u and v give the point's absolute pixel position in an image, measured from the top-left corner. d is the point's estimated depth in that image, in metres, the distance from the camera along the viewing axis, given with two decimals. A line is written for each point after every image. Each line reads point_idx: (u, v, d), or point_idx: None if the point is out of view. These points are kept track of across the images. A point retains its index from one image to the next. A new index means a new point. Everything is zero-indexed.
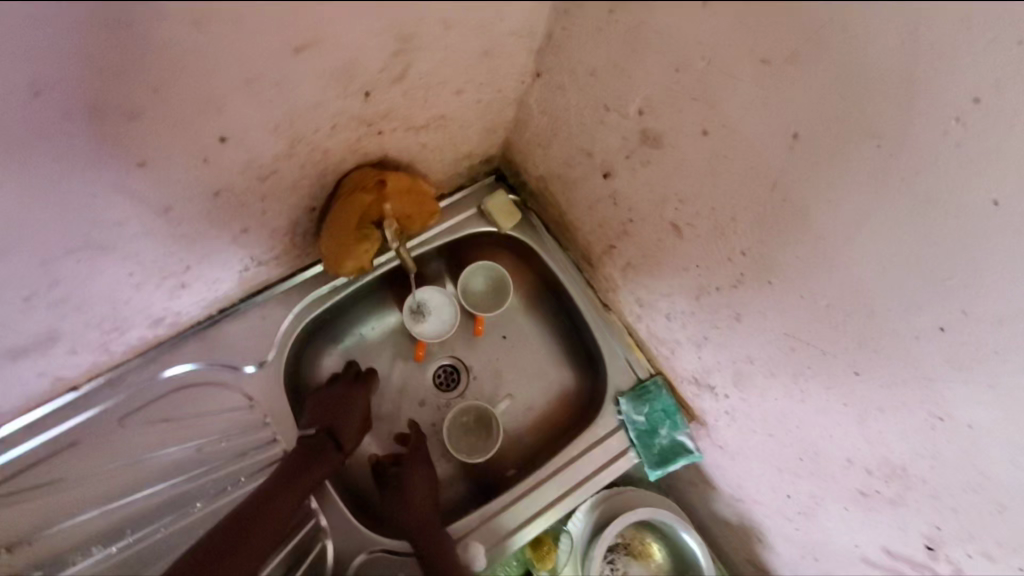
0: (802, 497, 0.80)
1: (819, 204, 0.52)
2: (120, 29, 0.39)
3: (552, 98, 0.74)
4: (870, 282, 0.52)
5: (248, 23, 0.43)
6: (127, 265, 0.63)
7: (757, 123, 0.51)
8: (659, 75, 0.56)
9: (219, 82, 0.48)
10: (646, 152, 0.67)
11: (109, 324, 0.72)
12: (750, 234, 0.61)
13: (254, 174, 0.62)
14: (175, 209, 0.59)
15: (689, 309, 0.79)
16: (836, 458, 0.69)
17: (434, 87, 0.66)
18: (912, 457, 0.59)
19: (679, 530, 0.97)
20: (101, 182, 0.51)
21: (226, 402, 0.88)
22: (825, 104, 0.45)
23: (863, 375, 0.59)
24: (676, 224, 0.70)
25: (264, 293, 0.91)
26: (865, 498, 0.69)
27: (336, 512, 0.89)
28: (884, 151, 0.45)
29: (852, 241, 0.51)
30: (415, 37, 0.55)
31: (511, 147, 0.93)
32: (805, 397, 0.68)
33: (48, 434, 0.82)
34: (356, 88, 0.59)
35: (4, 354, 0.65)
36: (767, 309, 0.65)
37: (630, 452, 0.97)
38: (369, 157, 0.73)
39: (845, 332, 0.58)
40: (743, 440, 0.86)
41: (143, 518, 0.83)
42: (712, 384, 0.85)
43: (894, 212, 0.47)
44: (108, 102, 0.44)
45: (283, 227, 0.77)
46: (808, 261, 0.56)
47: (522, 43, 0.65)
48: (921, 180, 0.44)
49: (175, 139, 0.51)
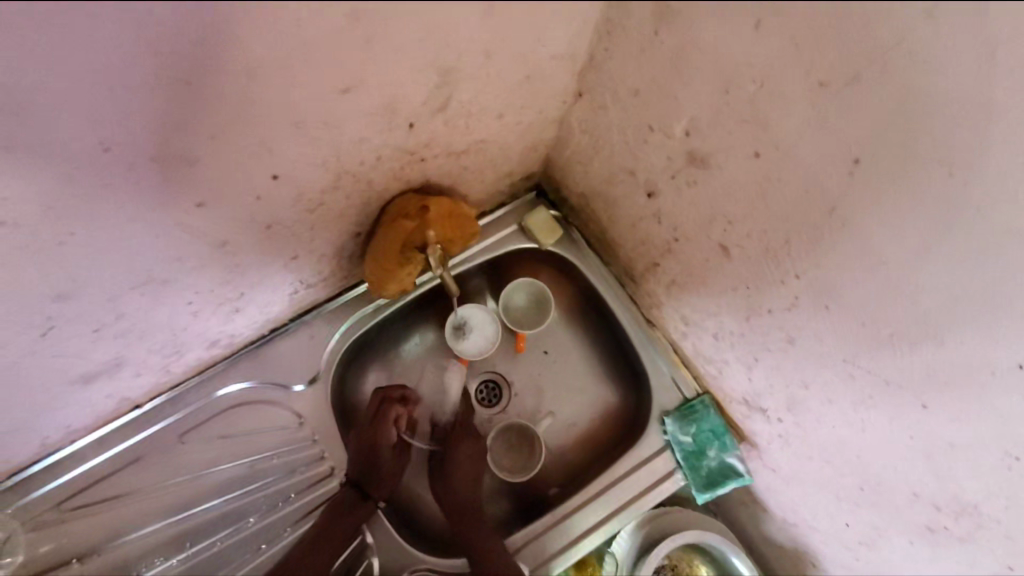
0: (863, 527, 0.76)
1: (882, 234, 0.49)
2: (184, 85, 0.41)
3: (593, 117, 0.73)
4: (938, 314, 0.49)
5: (299, 71, 0.44)
6: (186, 295, 0.66)
7: (814, 147, 0.48)
8: (707, 98, 0.54)
9: (272, 128, 0.49)
10: (692, 173, 0.65)
11: (169, 349, 0.76)
12: (805, 258, 0.58)
13: (303, 206, 0.64)
14: (230, 243, 0.61)
15: (739, 330, 0.76)
16: (900, 491, 0.66)
17: (476, 113, 0.66)
18: (986, 497, 0.56)
19: (729, 554, 0.93)
20: (163, 223, 0.53)
21: (277, 420, 0.91)
22: (889, 129, 0.43)
23: (930, 408, 0.56)
24: (724, 244, 0.68)
25: (312, 313, 0.93)
26: (932, 533, 0.65)
27: (382, 528, 0.90)
28: (957, 180, 0.42)
29: (920, 271, 0.48)
30: (457, 69, 0.55)
31: (551, 165, 0.92)
32: (865, 426, 0.65)
33: (116, 451, 0.86)
34: (400, 121, 0.59)
35: (77, 380, 0.69)
36: (824, 334, 0.62)
37: (677, 474, 0.94)
38: (412, 183, 0.73)
39: (911, 362, 0.55)
40: (798, 465, 0.82)
41: (199, 533, 0.88)
42: (763, 407, 0.82)
43: (967, 242, 0.44)
44: (170, 152, 0.46)
45: (329, 252, 0.79)
46: (870, 288, 0.53)
47: (563, 66, 0.64)
48: (998, 211, 0.41)
49: (231, 182, 0.53)
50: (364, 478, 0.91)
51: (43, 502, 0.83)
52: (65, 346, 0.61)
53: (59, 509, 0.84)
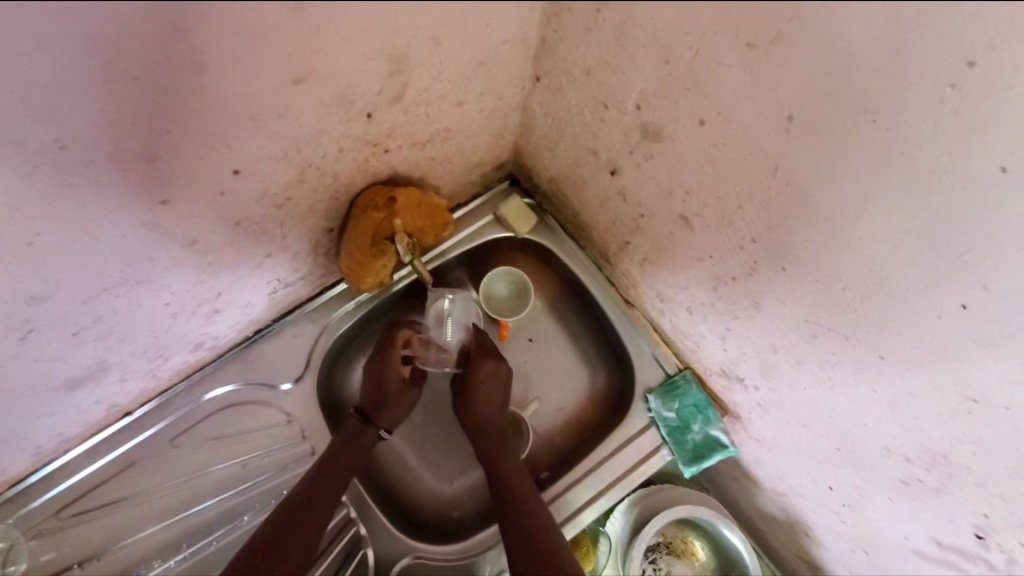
0: (845, 488, 0.76)
1: (823, 189, 0.51)
2: (132, 82, 0.43)
3: (553, 100, 0.75)
4: (885, 262, 0.51)
5: (247, 63, 0.46)
6: (162, 295, 0.68)
7: (752, 107, 0.50)
8: (651, 70, 0.56)
9: (227, 121, 0.51)
10: (649, 146, 0.66)
11: (153, 352, 0.78)
12: (758, 221, 0.59)
13: (270, 201, 0.66)
14: (200, 241, 0.63)
15: (709, 301, 0.77)
16: (873, 447, 0.67)
17: (435, 102, 0.68)
18: (952, 444, 0.57)
19: (720, 527, 0.94)
20: (130, 221, 0.55)
21: (267, 419, 0.93)
22: (814, 83, 0.44)
23: (888, 358, 0.57)
24: (685, 216, 0.69)
25: (295, 312, 0.95)
26: (907, 487, 0.66)
27: (375, 520, 0.92)
28: (880, 127, 0.43)
29: (861, 221, 0.50)
30: (407, 57, 0.57)
31: (521, 153, 0.94)
32: (833, 385, 0.66)
33: (110, 457, 0.88)
34: (357, 112, 0.61)
35: (63, 386, 0.70)
36: (786, 296, 0.63)
37: (663, 449, 0.96)
38: (379, 175, 0.75)
39: (866, 315, 0.56)
40: (779, 432, 0.83)
41: (197, 533, 0.89)
42: (740, 376, 0.83)
43: (900, 186, 0.46)
44: (128, 149, 0.48)
45: (304, 248, 0.80)
46: (821, 244, 0.55)
47: (516, 50, 0.66)
48: (922, 152, 0.43)
49: (194, 178, 0.54)
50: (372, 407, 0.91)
51: (42, 510, 0.85)
52: (46, 350, 0.63)
53: (57, 517, 0.85)
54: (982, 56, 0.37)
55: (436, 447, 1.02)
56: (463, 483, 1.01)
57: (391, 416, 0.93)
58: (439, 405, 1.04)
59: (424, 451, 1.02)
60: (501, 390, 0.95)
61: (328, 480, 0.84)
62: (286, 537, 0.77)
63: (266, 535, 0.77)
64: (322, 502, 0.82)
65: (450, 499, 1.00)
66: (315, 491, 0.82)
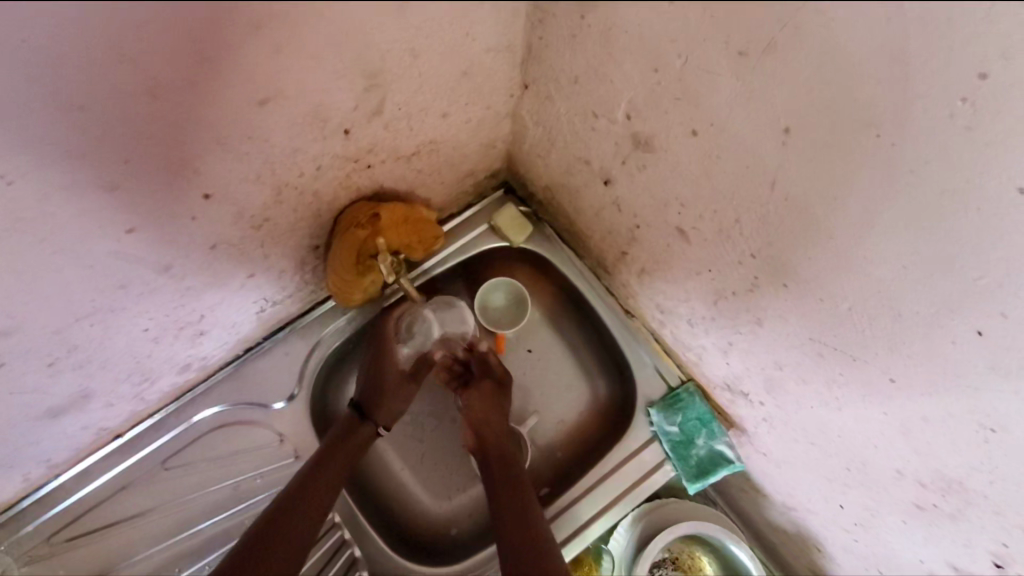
0: (856, 508, 0.72)
1: (825, 204, 0.47)
2: (76, 112, 0.41)
3: (543, 109, 0.71)
4: (892, 281, 0.47)
5: (204, 84, 0.44)
6: (140, 320, 0.66)
7: (745, 119, 0.47)
8: (640, 80, 0.53)
9: (191, 146, 0.49)
10: (642, 157, 0.63)
11: (137, 376, 0.76)
12: (756, 234, 0.56)
13: (247, 223, 0.64)
14: (175, 266, 0.61)
15: (710, 315, 0.74)
16: (885, 469, 0.63)
17: (417, 115, 0.65)
18: (968, 471, 0.53)
19: (727, 544, 0.89)
20: (95, 251, 0.53)
21: (259, 439, 0.91)
22: (811, 95, 0.41)
23: (899, 382, 0.53)
24: (681, 228, 0.66)
25: (287, 328, 0.93)
26: (922, 511, 0.62)
27: (372, 542, 0.90)
28: (885, 141, 0.40)
29: (867, 237, 0.46)
30: (382, 72, 0.54)
31: (514, 160, 0.90)
32: (840, 404, 0.62)
33: (102, 481, 0.85)
34: (333, 128, 0.58)
35: (43, 416, 0.69)
36: (789, 314, 0.60)
37: (666, 465, 0.92)
38: (363, 191, 0.73)
39: (874, 335, 0.52)
40: (786, 449, 0.79)
41: (189, 557, 0.86)
42: (745, 391, 0.79)
43: (909, 202, 0.42)
44: (84, 180, 0.46)
45: (290, 266, 0.78)
46: (825, 261, 0.51)
47: (502, 59, 0.63)
48: (932, 169, 0.39)
49: (161, 204, 0.53)
50: (368, 402, 0.89)
51: (34, 536, 0.82)
52: (21, 381, 0.61)
53: (50, 542, 0.82)
54: (996, 67, 0.34)
55: (432, 465, 1.00)
56: (462, 501, 0.98)
57: (391, 410, 0.90)
58: (436, 420, 1.01)
59: (422, 468, 0.99)
60: (501, 406, 0.92)
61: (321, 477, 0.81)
62: (277, 540, 0.74)
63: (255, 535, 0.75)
64: (313, 501, 0.79)
65: (448, 517, 0.98)
66: (309, 488, 0.80)
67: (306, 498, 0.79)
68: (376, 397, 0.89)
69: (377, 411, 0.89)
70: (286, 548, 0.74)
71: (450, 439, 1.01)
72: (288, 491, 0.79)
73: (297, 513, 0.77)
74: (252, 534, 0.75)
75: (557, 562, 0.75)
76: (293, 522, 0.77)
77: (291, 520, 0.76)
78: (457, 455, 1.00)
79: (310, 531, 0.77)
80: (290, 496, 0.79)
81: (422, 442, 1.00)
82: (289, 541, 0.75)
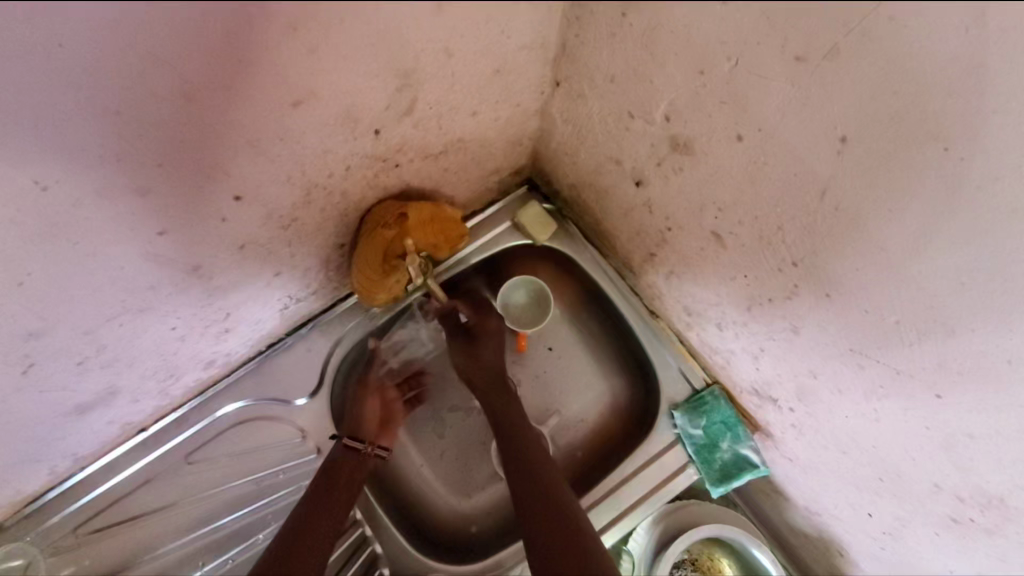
0: (885, 518, 0.71)
1: (877, 215, 0.46)
2: (111, 116, 0.40)
3: (574, 107, 0.70)
4: (945, 294, 0.46)
5: (240, 86, 0.43)
6: (168, 320, 0.66)
7: (796, 125, 0.45)
8: (683, 81, 0.51)
9: (224, 148, 0.48)
10: (678, 159, 0.61)
11: (164, 373, 0.76)
12: (799, 242, 0.54)
13: (276, 223, 0.63)
14: (204, 267, 0.61)
15: (741, 320, 0.72)
16: (921, 483, 0.61)
17: (448, 113, 0.63)
18: (1012, 489, 0.52)
19: (750, 548, 0.87)
20: (126, 253, 0.52)
21: (282, 434, 0.90)
22: (874, 104, 0.39)
23: (946, 398, 0.52)
24: (717, 233, 0.64)
25: (309, 324, 0.92)
26: (958, 525, 0.60)
27: (391, 537, 0.91)
28: (953, 155, 0.39)
29: (919, 251, 0.45)
30: (416, 71, 0.52)
31: (540, 158, 0.89)
32: (878, 416, 0.61)
33: (127, 474, 0.85)
34: (365, 129, 0.57)
35: (71, 412, 0.69)
36: (829, 324, 0.58)
37: (690, 469, 0.91)
38: (390, 190, 0.72)
39: (920, 350, 0.51)
40: (813, 455, 0.76)
41: (212, 551, 0.87)
42: (774, 397, 0.77)
43: (971, 214, 0.40)
44: (116, 184, 0.45)
45: (315, 265, 0.77)
46: (872, 274, 0.50)
47: (536, 57, 0.61)
48: (1004, 185, 0.38)
49: (193, 205, 0.52)
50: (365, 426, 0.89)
51: (60, 527, 0.82)
52: (50, 380, 0.61)
53: (76, 533, 0.83)
54: None
55: (452, 463, 0.99)
56: (481, 499, 0.98)
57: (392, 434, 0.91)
58: (456, 418, 1.01)
59: (441, 465, 0.99)
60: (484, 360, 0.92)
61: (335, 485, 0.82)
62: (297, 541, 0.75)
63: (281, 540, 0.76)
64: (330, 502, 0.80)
65: (466, 515, 0.97)
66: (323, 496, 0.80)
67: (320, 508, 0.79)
68: (357, 421, 0.90)
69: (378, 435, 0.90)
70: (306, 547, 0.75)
71: (470, 435, 1.00)
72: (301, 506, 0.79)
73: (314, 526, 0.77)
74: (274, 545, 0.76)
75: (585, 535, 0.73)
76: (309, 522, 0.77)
77: (309, 527, 0.77)
78: (476, 452, 1.00)
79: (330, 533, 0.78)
80: (308, 509, 0.79)
81: (442, 439, 1.00)
82: (312, 550, 0.75)
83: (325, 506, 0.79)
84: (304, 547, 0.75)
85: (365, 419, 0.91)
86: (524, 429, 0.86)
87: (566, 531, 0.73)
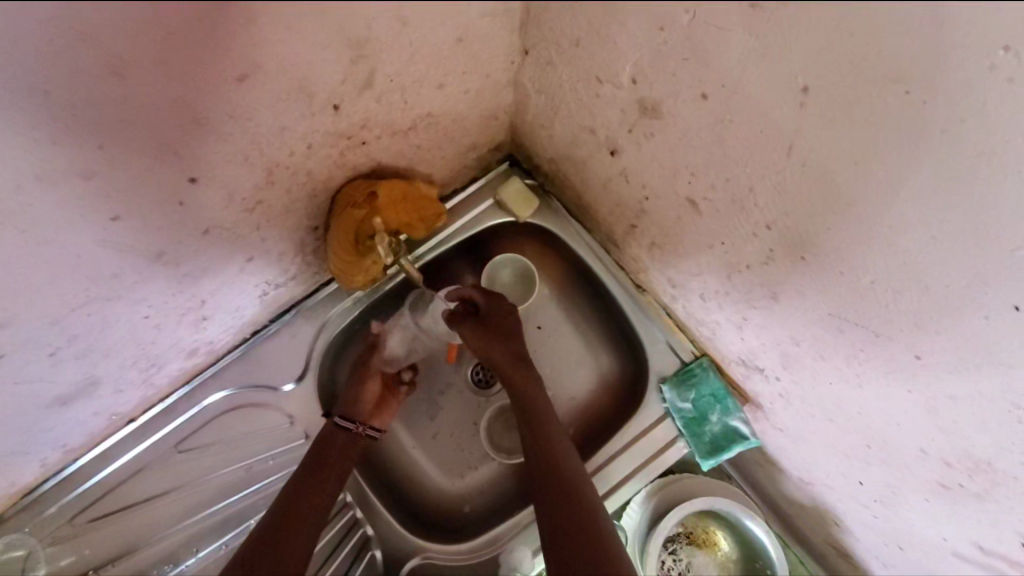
0: (876, 485, 0.68)
1: (845, 170, 0.44)
2: (39, 96, 0.39)
3: (544, 75, 0.67)
4: (919, 251, 0.44)
5: (178, 60, 0.42)
6: (140, 307, 0.65)
7: (760, 77, 0.44)
8: (645, 39, 0.49)
9: (167, 127, 0.47)
10: (649, 124, 0.59)
11: (144, 362, 0.76)
12: (772, 203, 0.53)
13: (240, 206, 0.62)
14: (169, 252, 0.60)
15: (723, 290, 0.71)
16: (907, 448, 0.59)
17: (411, 86, 0.61)
18: (998, 451, 0.50)
19: (743, 519, 0.85)
20: (80, 240, 0.52)
21: (271, 421, 0.90)
22: (835, 48, 0.38)
23: (926, 359, 0.50)
24: (692, 199, 0.62)
25: (292, 310, 0.91)
26: (947, 490, 0.58)
27: (382, 521, 0.92)
28: (915, 98, 0.37)
29: (893, 207, 0.43)
30: (369, 41, 0.50)
31: (518, 131, 0.86)
32: (861, 381, 0.59)
33: (118, 464, 0.84)
34: (322, 103, 0.56)
35: (53, 403, 0.69)
36: (807, 289, 0.57)
37: (680, 442, 0.90)
38: (358, 169, 0.71)
39: (898, 311, 0.49)
40: (802, 424, 0.74)
41: (207, 537, 0.88)
42: (760, 366, 0.76)
43: (923, 166, 0.40)
44: (57, 168, 0.44)
45: (290, 248, 0.76)
46: (845, 232, 0.48)
47: (500, 23, 0.58)
48: (968, 129, 0.37)
49: (145, 188, 0.51)
50: (353, 406, 0.88)
51: (56, 518, 0.82)
52: (22, 372, 0.61)
53: (72, 523, 0.82)
54: None
55: (444, 445, 0.98)
56: (473, 478, 0.98)
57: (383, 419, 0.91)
58: (446, 401, 1.00)
59: (433, 447, 0.98)
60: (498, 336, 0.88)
61: (326, 469, 0.82)
62: (288, 523, 0.75)
63: (272, 522, 0.76)
64: (322, 491, 0.80)
65: (459, 495, 0.97)
66: (311, 479, 0.80)
67: (312, 493, 0.79)
68: (356, 396, 0.89)
69: (370, 417, 0.90)
70: (295, 531, 0.75)
71: (460, 418, 1.00)
72: (291, 488, 0.79)
73: (305, 512, 0.77)
74: (267, 522, 0.76)
75: (573, 517, 0.73)
76: (300, 504, 0.77)
77: (301, 512, 0.77)
78: (466, 433, 0.99)
79: (318, 520, 0.78)
80: (296, 489, 0.79)
81: (432, 421, 0.99)
82: (300, 530, 0.75)
83: (315, 491, 0.79)
84: (294, 527, 0.75)
85: (365, 393, 0.90)
86: (543, 412, 0.84)
87: (557, 514, 0.74)
